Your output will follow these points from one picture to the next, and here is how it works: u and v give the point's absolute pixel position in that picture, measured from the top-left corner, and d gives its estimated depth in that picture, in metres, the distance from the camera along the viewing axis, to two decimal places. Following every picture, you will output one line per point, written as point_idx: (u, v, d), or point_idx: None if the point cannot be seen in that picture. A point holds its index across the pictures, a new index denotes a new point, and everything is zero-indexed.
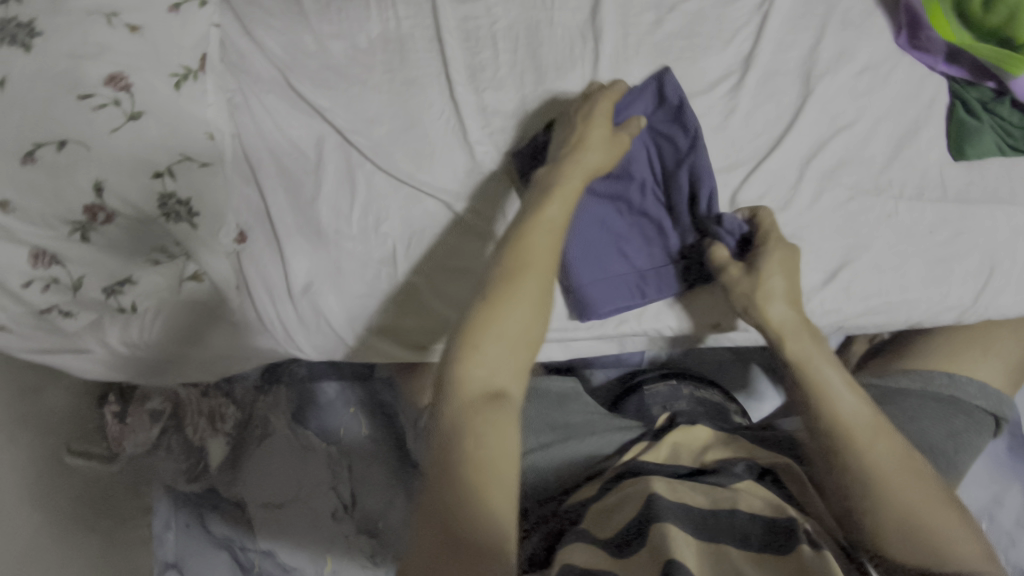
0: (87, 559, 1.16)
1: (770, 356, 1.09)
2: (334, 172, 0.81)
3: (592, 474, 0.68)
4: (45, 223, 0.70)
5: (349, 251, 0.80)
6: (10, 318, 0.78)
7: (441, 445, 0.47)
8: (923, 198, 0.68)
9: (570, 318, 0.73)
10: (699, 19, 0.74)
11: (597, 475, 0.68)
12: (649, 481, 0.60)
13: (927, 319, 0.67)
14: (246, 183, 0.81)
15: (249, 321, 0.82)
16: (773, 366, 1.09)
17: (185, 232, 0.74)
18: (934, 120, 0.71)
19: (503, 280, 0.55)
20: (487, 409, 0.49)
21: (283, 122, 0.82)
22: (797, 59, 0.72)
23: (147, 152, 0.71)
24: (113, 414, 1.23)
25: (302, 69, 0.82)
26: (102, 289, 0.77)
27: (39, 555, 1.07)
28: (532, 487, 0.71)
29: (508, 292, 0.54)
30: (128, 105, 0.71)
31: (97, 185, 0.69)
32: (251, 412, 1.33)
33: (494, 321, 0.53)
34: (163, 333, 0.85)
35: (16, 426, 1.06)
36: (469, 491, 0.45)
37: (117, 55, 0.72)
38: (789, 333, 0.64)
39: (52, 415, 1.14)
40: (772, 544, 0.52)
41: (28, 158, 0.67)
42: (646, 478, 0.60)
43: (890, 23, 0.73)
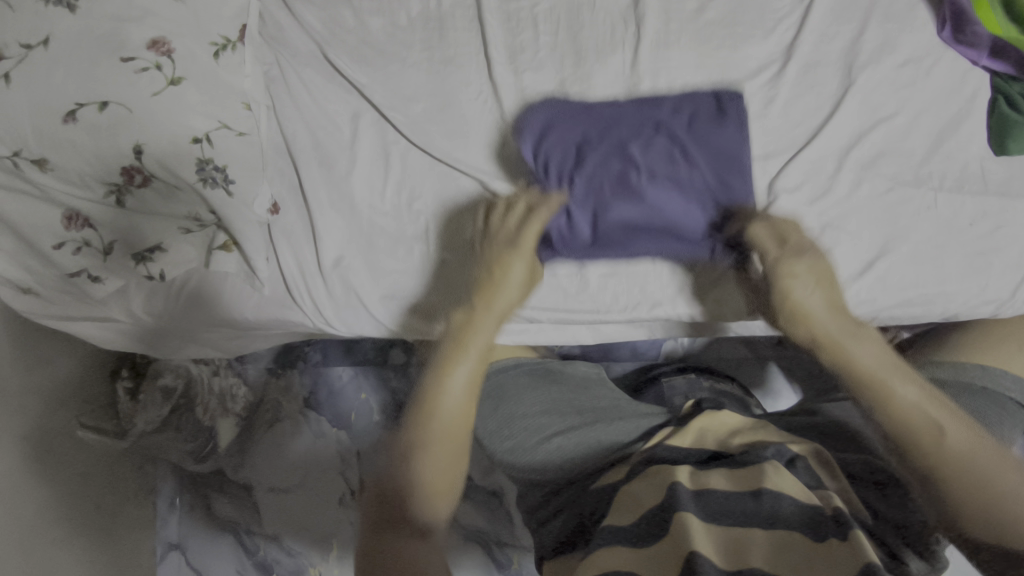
0: (88, 538, 1.13)
1: (788, 353, 1.07)
2: (369, 148, 0.81)
3: (619, 458, 0.67)
4: (83, 184, 0.70)
5: (382, 227, 0.79)
6: (40, 280, 0.78)
7: (396, 474, 0.59)
8: (963, 191, 0.68)
9: (605, 298, 0.76)
10: (741, 7, 0.74)
11: (624, 458, 0.67)
12: (673, 471, 0.58)
13: (963, 313, 0.68)
14: (280, 156, 0.81)
15: (279, 295, 0.82)
16: (791, 364, 1.08)
17: (220, 199, 0.74)
18: (975, 115, 0.69)
19: (448, 345, 0.68)
20: (433, 453, 0.60)
21: (319, 96, 0.82)
22: (840, 50, 0.71)
23: (187, 118, 0.71)
24: (125, 390, 1.21)
25: (340, 44, 0.82)
26: (134, 255, 0.77)
27: (43, 530, 1.05)
28: (555, 470, 0.69)
29: (450, 359, 0.66)
30: (170, 71, 0.71)
31: (137, 148, 0.69)
32: (263, 394, 1.31)
33: (441, 383, 0.63)
34: (189, 303, 0.83)
35: (27, 396, 1.04)
36: (418, 501, 0.57)
37: (160, 21, 0.73)
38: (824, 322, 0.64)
39: (63, 388, 1.13)
40: (806, 532, 0.50)
41: (69, 117, 0.67)
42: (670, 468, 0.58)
43: (934, 16, 0.71)
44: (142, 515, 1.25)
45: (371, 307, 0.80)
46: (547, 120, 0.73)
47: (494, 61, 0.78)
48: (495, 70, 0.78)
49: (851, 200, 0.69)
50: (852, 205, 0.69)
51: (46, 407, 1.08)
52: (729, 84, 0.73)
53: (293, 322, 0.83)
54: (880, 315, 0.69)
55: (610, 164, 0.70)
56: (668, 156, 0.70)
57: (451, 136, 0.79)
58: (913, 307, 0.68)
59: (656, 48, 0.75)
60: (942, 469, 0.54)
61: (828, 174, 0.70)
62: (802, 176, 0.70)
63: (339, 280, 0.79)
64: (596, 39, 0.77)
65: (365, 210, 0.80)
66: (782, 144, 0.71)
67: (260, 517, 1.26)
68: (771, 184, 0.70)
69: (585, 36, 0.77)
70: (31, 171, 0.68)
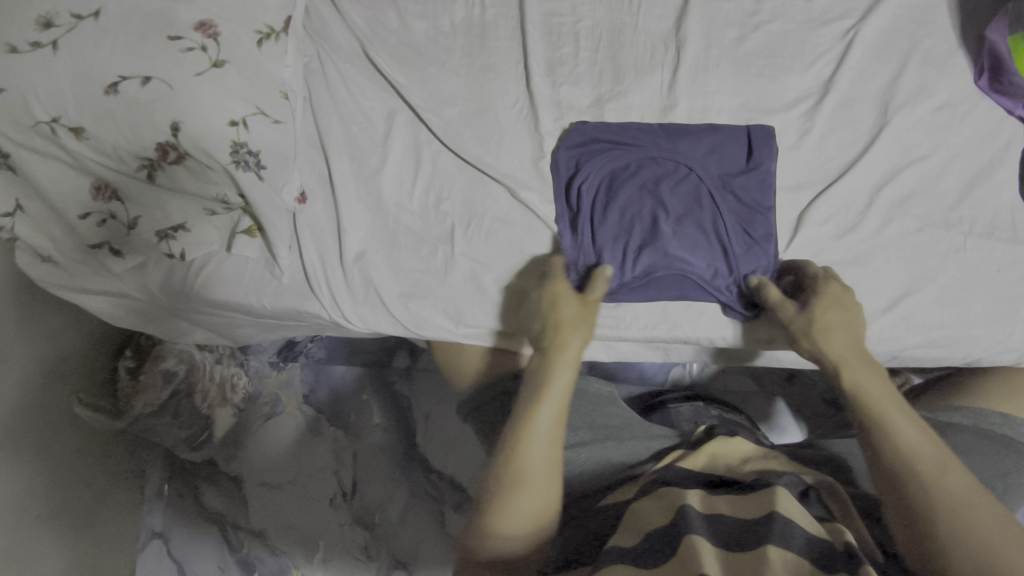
0: (74, 520, 1.09)
1: (796, 390, 1.05)
2: (401, 147, 0.81)
3: (629, 477, 0.66)
4: (116, 156, 0.70)
5: (407, 226, 0.79)
6: (60, 249, 0.78)
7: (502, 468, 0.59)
8: (992, 238, 0.68)
9: (629, 321, 0.74)
10: (782, 39, 0.75)
11: (633, 478, 0.65)
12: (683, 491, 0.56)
13: (985, 358, 0.68)
14: (311, 147, 0.81)
15: (297, 284, 0.81)
16: (797, 401, 1.06)
17: (251, 181, 0.73)
18: (1008, 163, 0.70)
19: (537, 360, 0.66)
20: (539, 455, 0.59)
21: (356, 92, 0.83)
22: (878, 89, 0.72)
23: (226, 100, 0.71)
24: (127, 369, 1.19)
25: (382, 43, 0.83)
26: (156, 233, 0.77)
27: (31, 506, 1.01)
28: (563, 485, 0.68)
29: (534, 396, 0.63)
30: (214, 53, 0.72)
31: (174, 125, 0.68)
32: (261, 387, 1.32)
33: (527, 421, 0.61)
34: (203, 286, 0.82)
35: (33, 367, 1.02)
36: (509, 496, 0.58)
37: (208, 4, 0.73)
38: (848, 360, 0.63)
39: (63, 362, 1.09)
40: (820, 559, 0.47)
41: (111, 88, 0.67)
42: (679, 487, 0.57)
43: (971, 64, 0.71)
44: (127, 499, 1.21)
45: (390, 306, 0.78)
46: (581, 152, 0.75)
47: (533, 72, 0.79)
48: (534, 81, 0.78)
49: (878, 238, 0.69)
50: (879, 242, 0.69)
51: (46, 380, 1.05)
52: (765, 114, 0.74)
53: (309, 313, 0.82)
54: (902, 354, 0.68)
55: (640, 202, 0.73)
56: (695, 199, 0.72)
57: (484, 141, 0.79)
58: (936, 349, 0.68)
59: (695, 72, 0.76)
60: (944, 516, 0.51)
61: (858, 210, 0.70)
62: (831, 211, 0.71)
63: (360, 274, 0.79)
64: (636, 59, 0.77)
65: (392, 207, 0.80)
66: (813, 177, 0.72)
67: (247, 509, 1.22)
68: (800, 217, 0.71)
69: (625, 54, 0.78)
70: (65, 138, 0.68)
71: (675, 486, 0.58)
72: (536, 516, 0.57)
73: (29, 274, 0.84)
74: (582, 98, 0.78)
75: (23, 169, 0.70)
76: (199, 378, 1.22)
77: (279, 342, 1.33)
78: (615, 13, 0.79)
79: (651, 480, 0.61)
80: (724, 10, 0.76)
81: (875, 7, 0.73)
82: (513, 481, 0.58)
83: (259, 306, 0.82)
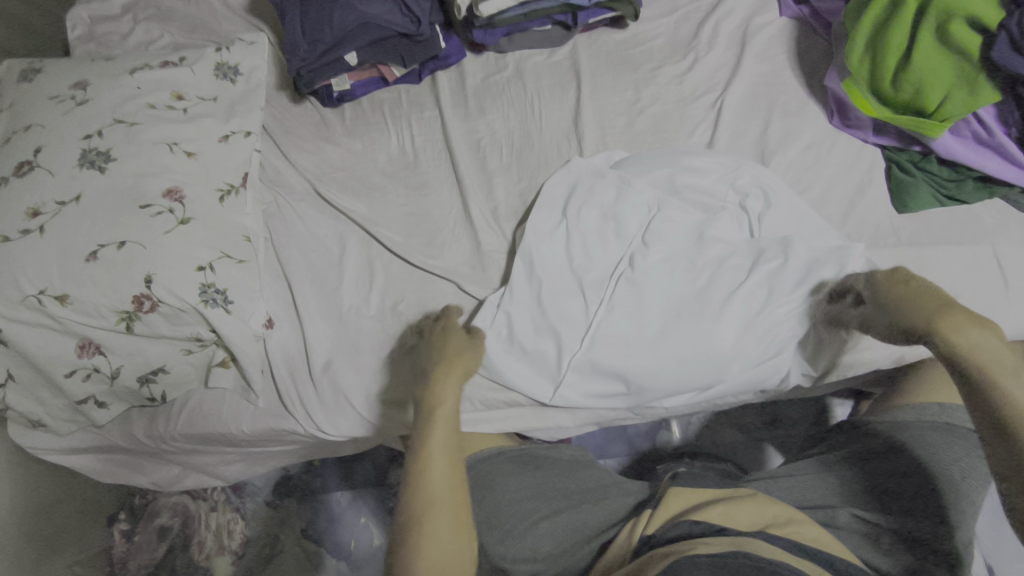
0: None
1: (787, 437, 1.00)
2: (355, 263, 0.89)
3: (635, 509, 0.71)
4: (97, 313, 0.78)
5: (367, 330, 0.85)
6: (47, 410, 0.84)
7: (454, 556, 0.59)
8: (880, 246, 0.77)
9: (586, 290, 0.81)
10: (663, 119, 0.89)
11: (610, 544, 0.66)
12: (702, 495, 0.67)
13: (905, 350, 0.75)
14: (275, 279, 0.89)
15: (273, 405, 0.86)
16: (790, 447, 0.99)
17: (219, 316, 0.81)
18: (876, 181, 0.81)
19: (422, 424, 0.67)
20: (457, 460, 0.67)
21: (312, 226, 0.93)
22: (751, 142, 0.85)
23: (195, 251, 0.81)
24: (122, 533, 1.08)
25: (330, 181, 0.95)
26: (137, 378, 0.83)
27: None
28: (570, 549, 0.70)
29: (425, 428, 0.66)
30: (181, 212, 0.82)
31: (148, 278, 0.78)
32: (259, 528, 1.17)
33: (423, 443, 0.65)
34: (188, 422, 0.87)
35: (26, 545, 0.91)
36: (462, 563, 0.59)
37: (175, 174, 0.84)
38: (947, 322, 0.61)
39: (60, 533, 0.98)
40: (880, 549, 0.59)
41: (91, 256, 0.77)
42: (679, 493, 0.68)
43: (823, 109, 0.86)
44: None
45: (359, 409, 0.83)
46: (173, 137, 0.87)
47: (463, 178, 0.90)
48: (465, 184, 0.90)
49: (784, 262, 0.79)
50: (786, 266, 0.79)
51: (41, 556, 0.93)
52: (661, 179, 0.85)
53: (286, 431, 0.86)
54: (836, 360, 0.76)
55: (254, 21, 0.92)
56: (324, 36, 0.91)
57: (428, 246, 0.89)
58: (861, 353, 0.76)
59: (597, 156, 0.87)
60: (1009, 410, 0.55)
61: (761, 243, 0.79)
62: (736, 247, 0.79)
63: (329, 383, 0.83)
64: (546, 156, 0.90)
65: (353, 317, 0.86)
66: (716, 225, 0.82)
67: None
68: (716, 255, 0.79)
69: (536, 152, 0.90)
70: (51, 307, 0.77)
71: (677, 486, 0.69)
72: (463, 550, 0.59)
73: (15, 428, 0.86)
74: (511, 189, 0.89)
75: (8, 340, 0.77)
76: (196, 528, 1.12)
77: (272, 479, 1.19)
78: (524, 122, 0.92)
79: (643, 539, 0.63)
80: (611, 104, 0.91)
81: (730, 81, 0.89)
82: (414, 534, 0.59)
83: (240, 431, 0.86)
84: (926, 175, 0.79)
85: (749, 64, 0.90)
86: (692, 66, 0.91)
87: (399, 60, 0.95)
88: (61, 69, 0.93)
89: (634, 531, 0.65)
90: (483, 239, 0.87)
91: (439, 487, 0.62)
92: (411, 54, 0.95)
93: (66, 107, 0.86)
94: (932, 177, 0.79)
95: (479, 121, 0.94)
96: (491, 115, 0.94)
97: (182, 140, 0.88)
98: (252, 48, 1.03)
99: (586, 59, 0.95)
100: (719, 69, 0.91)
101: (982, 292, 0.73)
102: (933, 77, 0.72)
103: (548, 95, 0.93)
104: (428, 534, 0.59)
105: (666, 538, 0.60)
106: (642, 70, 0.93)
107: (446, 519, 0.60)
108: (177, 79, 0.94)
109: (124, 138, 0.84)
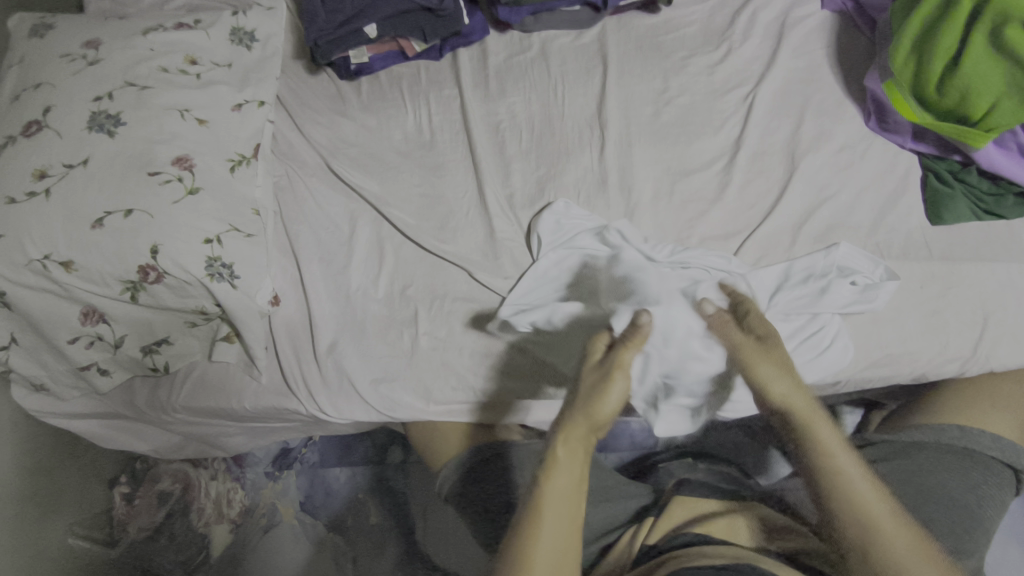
0: None
1: None
2: (365, 243, 0.88)
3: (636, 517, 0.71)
4: (102, 281, 0.77)
5: (374, 313, 0.84)
6: (50, 374, 0.84)
7: None
8: (909, 258, 0.75)
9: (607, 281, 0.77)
10: (691, 111, 0.86)
11: (611, 547, 0.68)
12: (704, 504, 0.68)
13: (929, 371, 0.72)
14: (283, 256, 0.88)
15: (275, 383, 0.85)
16: None
17: (225, 291, 0.79)
18: (911, 190, 0.78)
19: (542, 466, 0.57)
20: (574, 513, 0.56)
21: (323, 202, 0.91)
22: (782, 141, 0.82)
23: (202, 222, 0.79)
24: (122, 496, 1.06)
25: (343, 156, 0.93)
26: (140, 348, 0.83)
27: None
28: None
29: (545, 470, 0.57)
30: (190, 182, 0.80)
31: (154, 248, 0.76)
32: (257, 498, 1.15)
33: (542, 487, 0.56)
34: (190, 393, 0.87)
35: (27, 504, 0.91)
36: None
37: (185, 142, 0.82)
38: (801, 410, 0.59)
39: (61, 495, 0.97)
40: None
41: (97, 223, 0.75)
42: (681, 503, 0.69)
43: (861, 110, 0.83)
44: None
45: (363, 392, 0.81)
46: (185, 104, 0.85)
47: (479, 161, 0.87)
48: (481, 167, 0.87)
49: None
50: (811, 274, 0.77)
51: (44, 514, 0.94)
52: (685, 174, 0.82)
53: (288, 410, 0.85)
54: (851, 378, 0.72)
55: None
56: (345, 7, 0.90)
57: (440, 230, 0.87)
58: (883, 369, 0.72)
59: (620, 147, 0.85)
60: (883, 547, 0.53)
61: (784, 248, 0.77)
62: (759, 251, 0.77)
63: (333, 365, 0.82)
64: (567, 142, 0.87)
65: (361, 299, 0.85)
66: (739, 225, 0.79)
67: None
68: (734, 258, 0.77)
69: (556, 138, 0.87)
70: (55, 272, 0.75)
71: (681, 495, 0.70)
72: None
73: (18, 390, 0.86)
74: (529, 176, 0.87)
75: (13, 303, 0.76)
76: (196, 494, 1.09)
77: (272, 450, 1.16)
78: (546, 107, 0.89)
79: (645, 548, 0.64)
80: (637, 92, 0.88)
81: (765, 75, 0.85)
82: None
83: (241, 407, 0.86)
84: (965, 187, 0.77)
85: (785, 59, 0.86)
86: (725, 58, 0.88)
87: (420, 34, 0.92)
88: (72, 25, 0.90)
89: (635, 538, 0.67)
90: (498, 227, 0.84)
91: (551, 539, 0.53)
92: (433, 28, 0.92)
93: (77, 66, 0.84)
94: (971, 189, 0.77)
95: (500, 103, 0.91)
96: (512, 97, 0.91)
97: (194, 107, 0.85)
98: (269, 13, 1.00)
99: (614, 44, 0.91)
100: (753, 61, 0.88)
101: (1011, 312, 0.72)
102: (981, 84, 0.71)
103: (572, 80, 0.90)
104: None
105: (667, 548, 0.61)
106: (672, 58, 0.89)
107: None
108: (191, 41, 0.91)
109: (134, 101, 0.82)
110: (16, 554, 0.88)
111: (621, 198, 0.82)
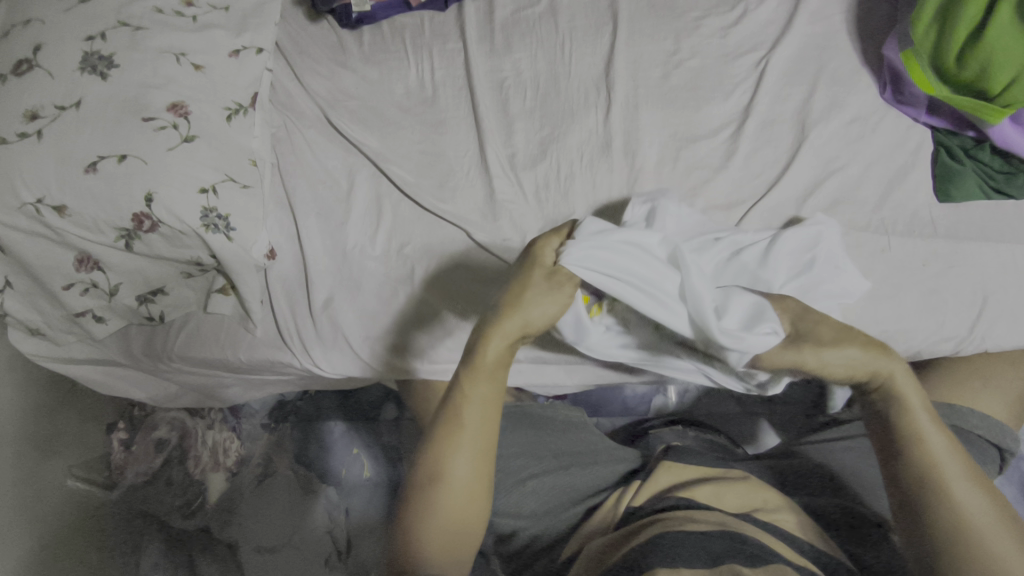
0: None
1: (790, 415, 0.93)
2: (363, 199, 0.86)
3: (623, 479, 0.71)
4: (96, 228, 0.76)
5: (371, 270, 0.83)
6: (46, 319, 0.84)
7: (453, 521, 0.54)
8: (913, 235, 0.74)
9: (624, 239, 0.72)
10: (701, 75, 0.83)
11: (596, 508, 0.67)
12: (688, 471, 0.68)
13: (924, 350, 0.72)
14: (280, 209, 0.86)
15: (270, 336, 0.85)
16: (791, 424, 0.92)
17: (220, 243, 0.77)
18: (920, 165, 0.77)
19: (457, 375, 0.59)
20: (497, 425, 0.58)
21: (321, 155, 0.89)
22: (793, 109, 0.80)
23: (196, 171, 0.77)
24: (120, 442, 1.05)
25: (343, 109, 0.90)
26: (136, 297, 0.83)
27: None
28: (546, 509, 0.69)
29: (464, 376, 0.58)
30: (185, 129, 0.78)
31: (148, 196, 0.74)
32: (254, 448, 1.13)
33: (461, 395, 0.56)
34: (187, 344, 0.87)
35: (26, 444, 0.90)
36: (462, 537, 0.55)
37: (181, 87, 0.79)
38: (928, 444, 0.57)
39: (61, 437, 0.98)
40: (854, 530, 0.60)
41: (90, 168, 0.74)
42: (666, 469, 0.68)
43: (876, 80, 0.80)
44: None
45: (358, 347, 0.81)
46: (179, 46, 0.82)
47: (481, 119, 0.85)
48: (484, 126, 0.85)
49: None
50: None
51: (41, 455, 0.93)
52: (692, 140, 0.81)
53: (283, 362, 0.85)
54: None
55: None
56: None
57: (439, 189, 0.85)
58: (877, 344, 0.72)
59: (626, 111, 0.82)
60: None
61: (787, 219, 0.76)
62: (762, 222, 0.75)
63: (328, 320, 0.82)
64: (572, 102, 0.84)
65: (356, 255, 0.84)
66: (743, 194, 0.78)
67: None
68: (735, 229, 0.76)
69: (561, 97, 0.85)
70: (49, 217, 0.74)
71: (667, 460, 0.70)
72: (475, 511, 0.55)
73: (15, 334, 0.86)
74: (533, 136, 0.85)
75: (7, 247, 0.76)
76: (194, 442, 1.09)
77: (269, 403, 1.14)
78: (552, 65, 0.87)
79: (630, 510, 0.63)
80: (647, 52, 0.85)
81: (780, 41, 0.83)
82: (424, 503, 0.54)
83: (237, 358, 0.86)
84: (976, 165, 0.76)
85: (801, 24, 0.84)
86: (739, 21, 0.85)
87: None
88: None
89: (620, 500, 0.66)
90: (497, 188, 0.83)
91: (464, 443, 0.55)
92: None
93: (68, 3, 0.81)
94: (982, 167, 0.76)
95: (505, 59, 0.88)
96: (518, 53, 0.88)
97: (190, 51, 0.82)
98: None
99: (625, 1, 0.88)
100: (768, 26, 0.85)
101: (1011, 293, 0.71)
102: (1002, 57, 0.69)
103: (581, 37, 0.87)
104: (450, 495, 0.54)
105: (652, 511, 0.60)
106: (685, 19, 0.86)
107: (463, 474, 0.55)
108: None
109: (128, 43, 0.79)
110: (15, 495, 0.86)
111: (625, 163, 0.81)
